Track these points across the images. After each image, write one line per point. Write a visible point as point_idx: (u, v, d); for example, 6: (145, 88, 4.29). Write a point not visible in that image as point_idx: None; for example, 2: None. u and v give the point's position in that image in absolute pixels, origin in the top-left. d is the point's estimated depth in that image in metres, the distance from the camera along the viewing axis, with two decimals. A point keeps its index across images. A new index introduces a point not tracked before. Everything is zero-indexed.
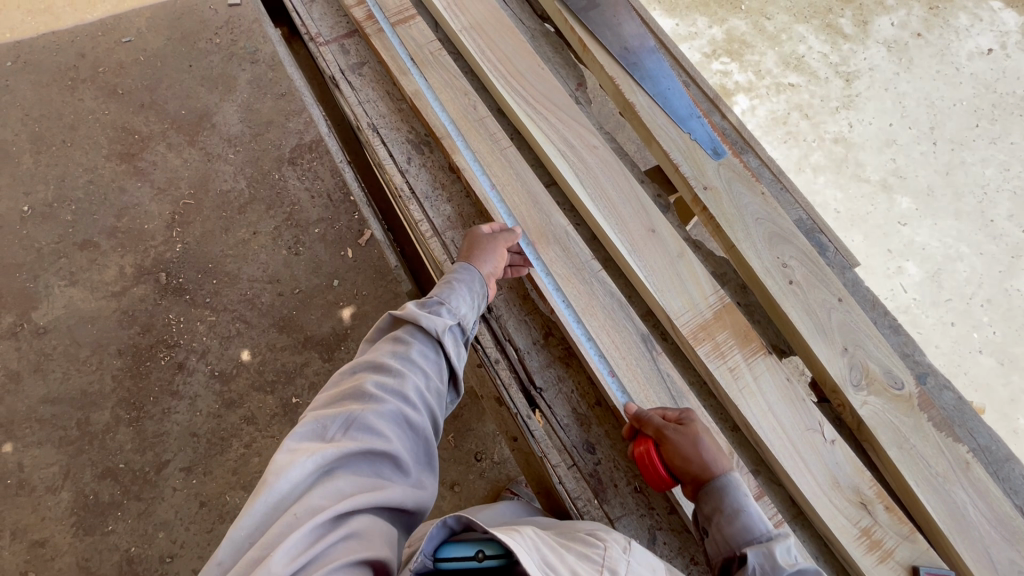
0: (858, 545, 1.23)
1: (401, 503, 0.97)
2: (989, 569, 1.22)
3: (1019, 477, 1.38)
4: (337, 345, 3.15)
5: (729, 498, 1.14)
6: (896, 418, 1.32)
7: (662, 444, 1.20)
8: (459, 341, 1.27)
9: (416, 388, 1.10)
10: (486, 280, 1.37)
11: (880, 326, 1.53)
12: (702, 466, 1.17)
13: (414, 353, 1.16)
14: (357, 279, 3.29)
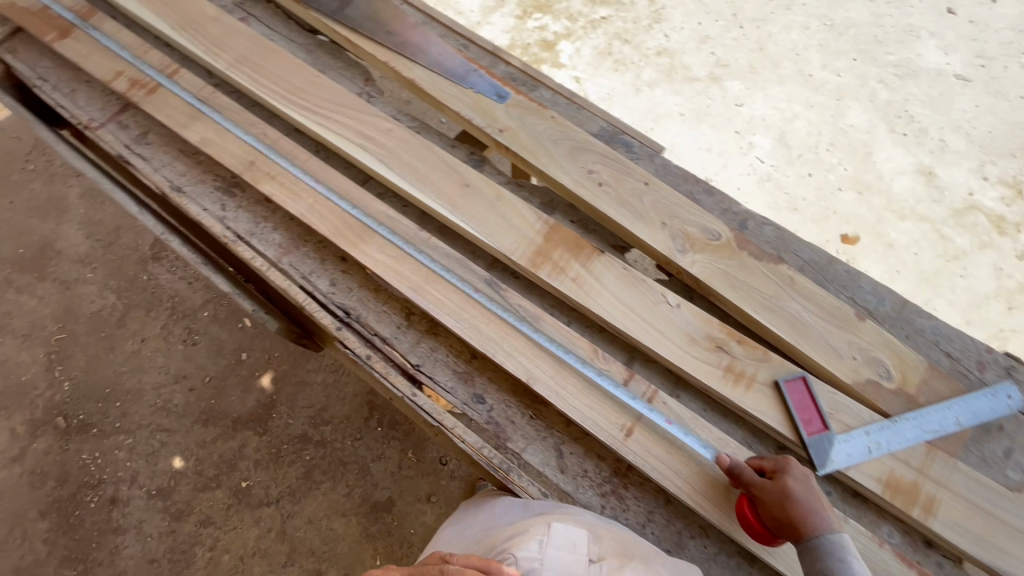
0: (725, 383, 1.36)
1: None
2: (834, 357, 1.38)
3: (844, 273, 1.56)
4: (268, 415, 3.06)
5: (834, 555, 1.08)
6: (723, 264, 1.46)
7: (756, 499, 1.19)
8: None
9: None
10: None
11: (696, 194, 1.68)
12: (802, 518, 1.12)
13: None
14: (265, 344, 3.21)
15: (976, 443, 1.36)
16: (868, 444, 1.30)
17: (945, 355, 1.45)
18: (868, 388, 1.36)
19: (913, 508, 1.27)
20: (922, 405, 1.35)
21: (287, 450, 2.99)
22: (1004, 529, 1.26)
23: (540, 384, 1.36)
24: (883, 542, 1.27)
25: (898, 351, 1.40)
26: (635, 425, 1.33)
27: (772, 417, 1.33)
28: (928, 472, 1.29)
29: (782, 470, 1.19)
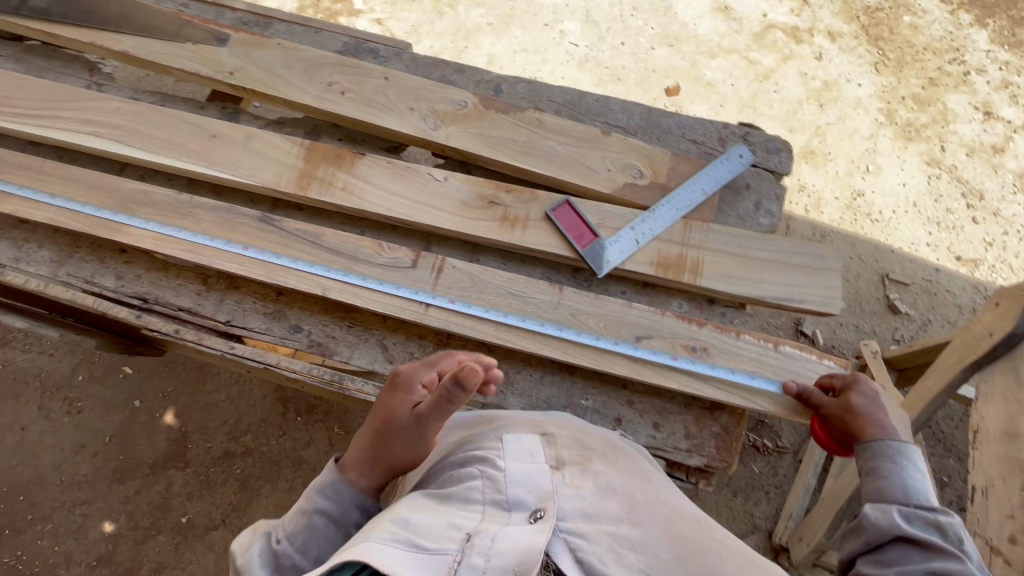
0: (503, 230, 1.46)
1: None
2: (589, 175, 1.52)
3: (594, 103, 1.68)
4: (184, 448, 3.00)
5: (890, 460, 1.17)
6: (475, 128, 1.54)
7: (824, 415, 1.32)
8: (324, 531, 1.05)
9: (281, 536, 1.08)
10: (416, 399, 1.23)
11: (448, 75, 1.73)
12: (862, 426, 1.24)
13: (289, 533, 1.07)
14: (155, 384, 3.11)
15: (729, 206, 1.55)
16: (635, 237, 1.45)
17: (692, 143, 1.61)
18: (626, 191, 1.51)
19: (684, 275, 1.44)
20: (674, 189, 1.51)
21: (216, 472, 2.96)
22: (761, 264, 1.45)
23: (336, 292, 1.42)
24: (669, 312, 1.45)
25: (645, 151, 1.55)
26: (431, 295, 1.41)
27: (551, 245, 1.46)
28: (689, 241, 1.46)
29: (848, 387, 1.31)
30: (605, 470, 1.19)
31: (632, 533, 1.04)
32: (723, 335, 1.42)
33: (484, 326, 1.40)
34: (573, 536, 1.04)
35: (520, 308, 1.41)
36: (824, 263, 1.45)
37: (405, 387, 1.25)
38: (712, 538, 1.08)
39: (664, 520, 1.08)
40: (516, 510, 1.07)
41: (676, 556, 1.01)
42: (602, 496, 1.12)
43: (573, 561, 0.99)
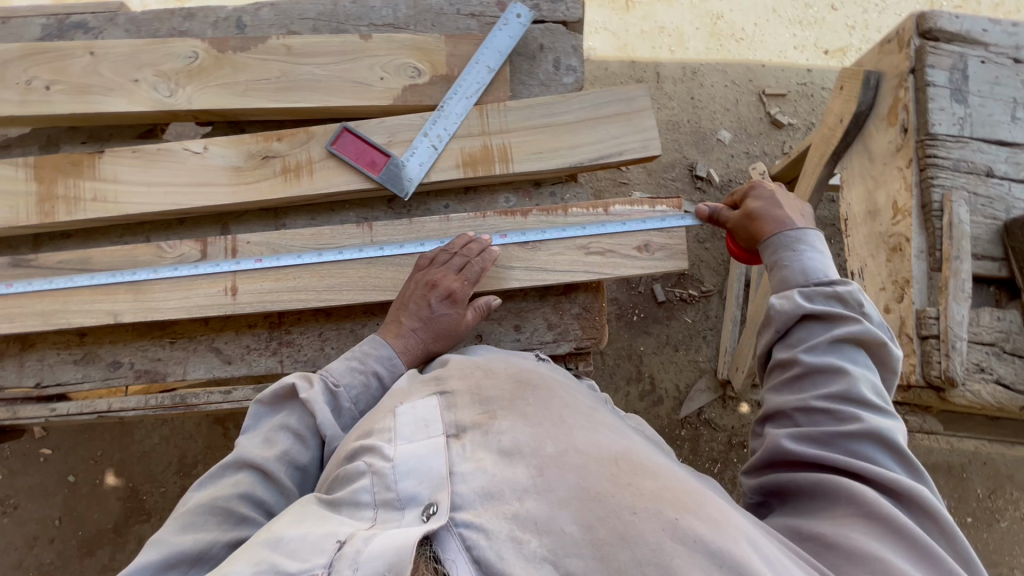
0: (288, 184, 1.30)
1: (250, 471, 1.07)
2: (363, 90, 1.33)
3: (351, 5, 1.45)
4: (139, 502, 2.85)
5: (790, 250, 1.23)
6: (216, 79, 1.32)
7: (732, 231, 1.37)
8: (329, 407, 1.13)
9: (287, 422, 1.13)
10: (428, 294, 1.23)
11: (177, 26, 1.46)
12: (761, 228, 1.29)
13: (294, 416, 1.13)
14: (80, 453, 2.89)
15: (526, 76, 1.41)
16: (431, 143, 1.31)
17: (469, 17, 1.43)
18: (408, 95, 1.34)
19: (493, 167, 1.32)
20: (458, 76, 1.35)
21: None
22: (570, 128, 1.33)
23: (129, 314, 1.26)
24: (491, 211, 1.35)
25: (415, 43, 1.35)
26: (234, 281, 1.27)
27: (344, 182, 1.30)
28: (489, 129, 1.33)
29: (746, 196, 1.35)
30: (512, 426, 0.97)
31: (538, 505, 0.83)
32: (550, 216, 1.33)
33: (302, 292, 1.27)
34: (469, 528, 0.81)
35: (333, 262, 1.29)
36: (634, 104, 1.34)
37: (431, 268, 1.24)
38: (639, 482, 0.87)
39: (577, 474, 0.87)
40: (407, 508, 0.87)
41: (585, 521, 0.80)
42: (508, 462, 0.90)
43: (465, 563, 0.78)
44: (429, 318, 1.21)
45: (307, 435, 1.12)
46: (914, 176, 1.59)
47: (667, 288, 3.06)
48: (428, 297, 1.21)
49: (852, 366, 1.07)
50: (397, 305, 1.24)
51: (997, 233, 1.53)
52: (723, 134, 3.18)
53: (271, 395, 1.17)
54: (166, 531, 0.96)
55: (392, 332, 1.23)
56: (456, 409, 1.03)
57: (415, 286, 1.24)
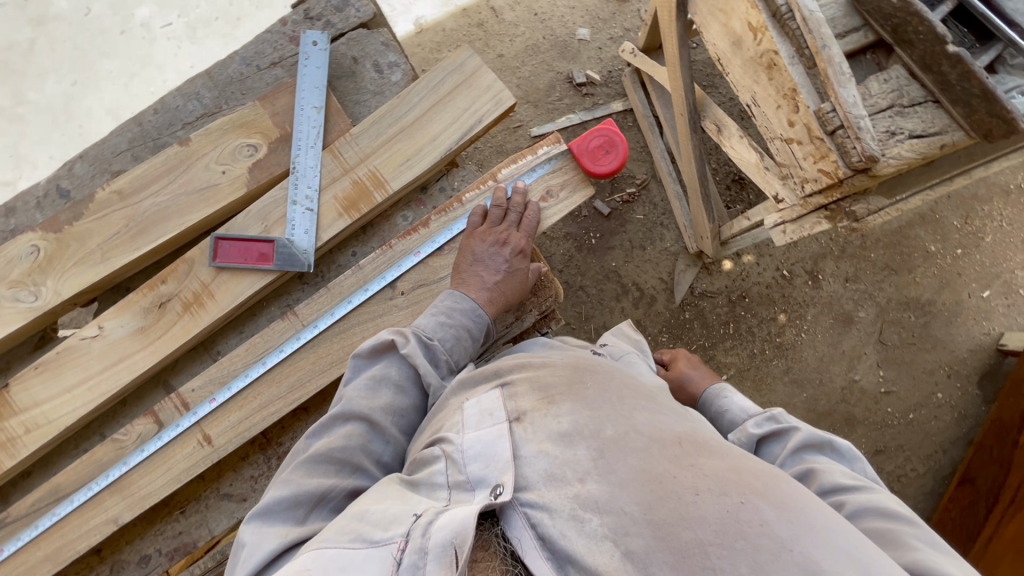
0: (197, 317, 1.26)
1: (361, 427, 1.07)
2: (214, 193, 1.27)
3: (157, 118, 1.38)
4: None
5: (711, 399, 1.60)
6: (69, 259, 1.25)
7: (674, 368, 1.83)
8: (425, 364, 1.13)
9: (389, 375, 1.13)
10: (496, 247, 1.22)
11: (6, 228, 1.37)
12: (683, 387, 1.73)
13: (395, 368, 1.14)
14: None
15: (357, 95, 1.37)
16: (305, 207, 1.26)
17: (276, 69, 1.37)
18: (257, 173, 1.28)
19: (372, 197, 1.28)
20: (293, 130, 1.29)
21: None
22: (423, 123, 1.29)
23: (124, 512, 1.24)
24: (395, 237, 1.31)
25: (235, 121, 1.29)
26: (203, 430, 1.24)
27: (247, 287, 1.26)
28: (350, 163, 1.28)
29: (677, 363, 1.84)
30: (570, 410, 0.99)
31: (598, 487, 0.85)
32: (450, 213, 1.30)
33: (269, 405, 1.25)
34: (534, 507, 0.86)
35: (280, 365, 1.25)
36: (467, 69, 1.30)
37: (490, 225, 1.24)
38: (698, 461, 0.90)
39: (638, 457, 0.89)
40: (477, 489, 0.91)
41: (650, 502, 0.82)
42: (567, 446, 0.92)
43: (529, 540, 0.83)
44: (506, 275, 1.23)
45: (406, 387, 1.14)
46: None
47: (606, 199, 3.07)
48: (502, 253, 1.22)
49: (822, 465, 1.16)
50: (466, 260, 1.22)
51: (848, 5, 1.55)
52: (582, 31, 3.12)
53: (366, 350, 1.17)
54: (294, 474, 1.00)
55: (472, 289, 1.21)
56: (516, 397, 1.05)
57: (481, 241, 1.23)
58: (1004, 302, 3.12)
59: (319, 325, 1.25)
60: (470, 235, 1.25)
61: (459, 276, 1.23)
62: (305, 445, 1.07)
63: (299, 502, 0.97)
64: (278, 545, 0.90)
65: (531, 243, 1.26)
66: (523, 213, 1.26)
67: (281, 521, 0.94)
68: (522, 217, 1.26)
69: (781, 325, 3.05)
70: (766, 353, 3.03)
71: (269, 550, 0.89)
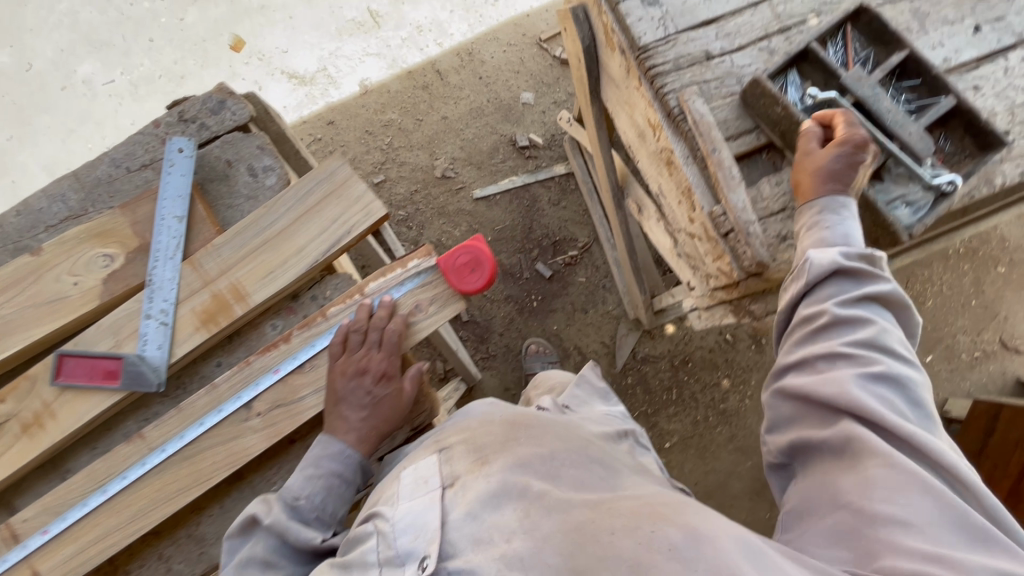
0: (36, 439, 1.18)
1: None
2: (63, 306, 1.21)
3: (17, 219, 1.31)
4: None
5: (829, 215, 1.27)
6: None
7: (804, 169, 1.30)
8: (294, 524, 1.07)
9: (256, 552, 1.04)
10: (356, 379, 1.18)
11: None
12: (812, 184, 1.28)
13: (263, 542, 1.05)
14: None
15: (230, 197, 1.32)
16: (158, 322, 1.20)
17: (144, 171, 1.32)
18: (111, 286, 1.23)
19: (231, 311, 1.22)
20: (151, 240, 1.24)
21: None
22: (288, 234, 1.25)
23: None
24: (257, 351, 1.25)
25: (91, 231, 1.24)
26: (32, 565, 1.15)
27: (93, 407, 1.20)
28: (209, 276, 1.23)
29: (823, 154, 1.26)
30: (500, 468, 1.01)
31: (522, 543, 0.87)
32: (312, 329, 1.24)
33: (108, 538, 1.16)
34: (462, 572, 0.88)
35: (122, 492, 1.17)
36: (337, 179, 1.27)
37: (350, 355, 1.19)
38: (615, 505, 0.92)
39: (560, 514, 0.91)
40: (407, 563, 0.92)
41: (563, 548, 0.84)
42: (493, 506, 0.94)
43: None
44: (374, 407, 1.19)
45: (277, 560, 1.04)
46: (648, 91, 1.58)
47: (550, 261, 3.03)
48: (363, 383, 1.18)
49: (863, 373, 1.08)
50: (331, 402, 1.19)
51: (739, 108, 1.53)
52: (526, 95, 3.16)
53: (234, 534, 1.10)
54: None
55: (339, 430, 1.18)
56: (450, 463, 1.08)
57: (342, 375, 1.18)
58: (946, 367, 3.12)
59: (166, 449, 1.18)
60: (333, 369, 1.20)
61: (330, 422, 1.19)
62: None
63: None
64: None
65: (396, 360, 1.21)
66: (382, 332, 1.21)
67: None
68: (381, 337, 1.20)
69: (725, 390, 2.99)
70: (709, 419, 2.97)
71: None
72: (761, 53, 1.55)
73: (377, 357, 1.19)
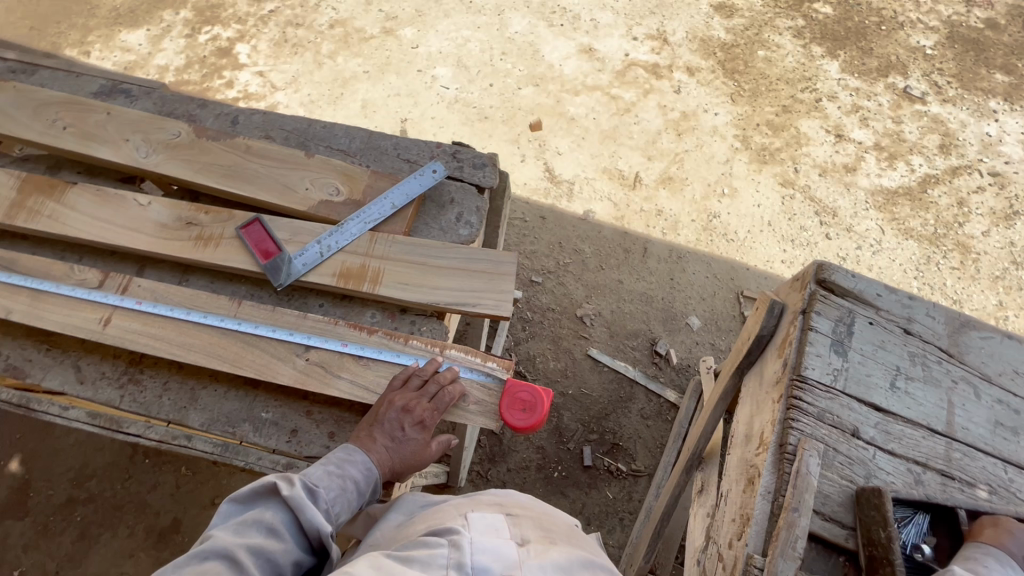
0: (195, 249, 1.53)
1: (219, 566, 0.94)
2: (289, 194, 1.59)
3: (320, 130, 1.77)
4: (49, 508, 2.92)
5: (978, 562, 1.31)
6: (184, 155, 1.64)
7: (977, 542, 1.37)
8: (309, 504, 1.07)
9: (262, 522, 1.03)
10: (400, 414, 1.28)
11: (191, 110, 1.84)
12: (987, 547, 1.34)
13: (274, 515, 1.04)
14: (20, 441, 3.05)
15: (433, 218, 1.63)
16: (320, 250, 1.51)
17: (405, 162, 1.70)
18: (321, 208, 1.58)
19: (362, 284, 1.48)
20: (367, 204, 1.58)
21: (72, 522, 2.89)
22: (439, 272, 1.50)
23: (18, 314, 1.46)
24: (348, 321, 1.48)
25: (345, 170, 1.63)
26: (111, 314, 1.45)
27: (237, 261, 1.51)
28: (373, 253, 1.52)
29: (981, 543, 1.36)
30: (567, 550, 1.07)
31: None
32: (391, 341, 1.43)
33: (158, 342, 1.43)
34: None
35: (195, 323, 1.45)
36: (501, 268, 1.51)
37: (405, 390, 1.32)
38: None
39: None
40: None
41: None
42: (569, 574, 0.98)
43: None
44: (405, 443, 1.27)
45: (281, 532, 1.03)
46: (779, 412, 1.57)
47: (598, 454, 2.96)
48: (402, 419, 1.28)
49: None
50: (370, 420, 1.29)
51: (848, 498, 1.45)
52: (693, 320, 3.29)
53: (245, 495, 1.07)
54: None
55: (365, 446, 1.25)
56: (519, 525, 1.11)
57: (389, 404, 1.29)
58: None
59: (243, 325, 1.44)
60: (385, 396, 1.33)
61: (362, 437, 1.26)
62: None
63: None
64: None
65: (436, 416, 1.30)
66: (440, 386, 1.33)
67: None
68: (436, 390, 1.32)
69: None
70: None
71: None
72: (908, 472, 1.50)
73: (428, 406, 1.30)
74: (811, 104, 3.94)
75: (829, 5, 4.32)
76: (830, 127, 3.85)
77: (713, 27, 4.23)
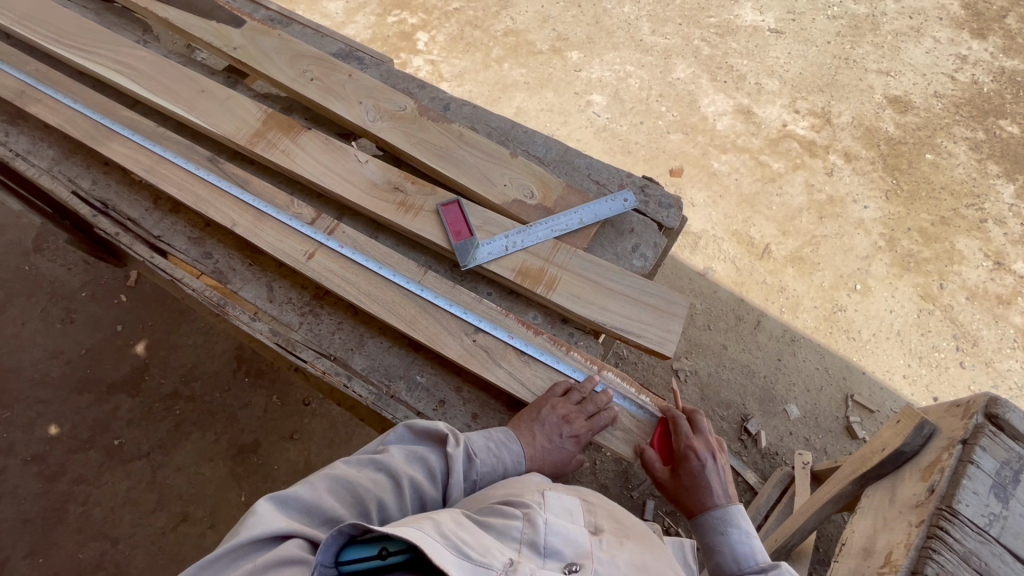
0: (396, 213, 1.67)
1: (387, 483, 1.16)
2: (487, 186, 1.71)
3: (522, 133, 1.89)
4: (156, 394, 3.23)
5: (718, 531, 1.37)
6: (405, 128, 1.80)
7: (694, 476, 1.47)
8: (463, 466, 1.25)
9: (428, 460, 1.23)
10: (560, 422, 1.40)
11: (411, 89, 2.02)
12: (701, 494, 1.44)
13: (435, 458, 1.24)
14: (149, 328, 3.39)
15: (609, 242, 1.69)
16: (506, 244, 1.61)
17: (593, 183, 1.78)
18: (513, 205, 1.69)
19: (538, 286, 1.57)
20: (557, 213, 1.67)
21: (171, 413, 3.18)
22: (611, 295, 1.56)
23: (240, 229, 1.66)
24: (515, 317, 1.59)
25: (542, 177, 1.72)
26: (316, 250, 1.62)
27: (431, 233, 1.64)
28: (554, 260, 1.60)
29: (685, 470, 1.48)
30: (632, 547, 1.20)
31: None
32: (553, 347, 1.55)
33: (347, 285, 1.57)
34: None
35: (384, 278, 1.59)
36: (671, 308, 1.54)
37: (566, 401, 1.44)
38: None
39: None
40: (552, 559, 1.06)
41: None
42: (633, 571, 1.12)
43: None
44: (554, 445, 1.39)
45: (436, 477, 1.22)
46: (917, 537, 1.47)
47: (660, 511, 2.89)
48: (561, 427, 1.40)
49: None
50: (531, 415, 1.42)
51: None
52: (792, 408, 3.15)
53: (421, 429, 1.28)
54: (315, 482, 1.11)
55: (523, 438, 1.38)
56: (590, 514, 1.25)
57: (551, 408, 1.42)
58: None
59: (426, 292, 1.56)
60: (546, 399, 1.45)
61: (523, 429, 1.40)
62: (341, 464, 1.17)
63: (314, 512, 1.07)
64: (281, 526, 1.01)
65: (589, 435, 1.42)
66: (596, 409, 1.46)
67: (291, 515, 1.04)
68: (592, 411, 1.45)
69: None
70: None
71: (271, 530, 0.99)
72: None
73: (583, 423, 1.42)
74: (974, 222, 3.68)
75: (1018, 124, 4.02)
76: (990, 252, 3.57)
77: (883, 119, 4.06)
